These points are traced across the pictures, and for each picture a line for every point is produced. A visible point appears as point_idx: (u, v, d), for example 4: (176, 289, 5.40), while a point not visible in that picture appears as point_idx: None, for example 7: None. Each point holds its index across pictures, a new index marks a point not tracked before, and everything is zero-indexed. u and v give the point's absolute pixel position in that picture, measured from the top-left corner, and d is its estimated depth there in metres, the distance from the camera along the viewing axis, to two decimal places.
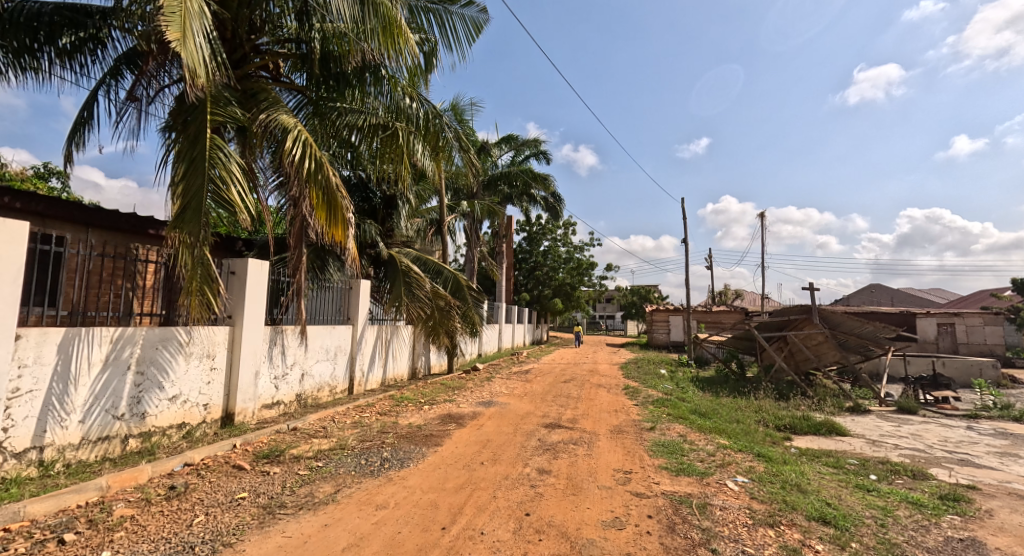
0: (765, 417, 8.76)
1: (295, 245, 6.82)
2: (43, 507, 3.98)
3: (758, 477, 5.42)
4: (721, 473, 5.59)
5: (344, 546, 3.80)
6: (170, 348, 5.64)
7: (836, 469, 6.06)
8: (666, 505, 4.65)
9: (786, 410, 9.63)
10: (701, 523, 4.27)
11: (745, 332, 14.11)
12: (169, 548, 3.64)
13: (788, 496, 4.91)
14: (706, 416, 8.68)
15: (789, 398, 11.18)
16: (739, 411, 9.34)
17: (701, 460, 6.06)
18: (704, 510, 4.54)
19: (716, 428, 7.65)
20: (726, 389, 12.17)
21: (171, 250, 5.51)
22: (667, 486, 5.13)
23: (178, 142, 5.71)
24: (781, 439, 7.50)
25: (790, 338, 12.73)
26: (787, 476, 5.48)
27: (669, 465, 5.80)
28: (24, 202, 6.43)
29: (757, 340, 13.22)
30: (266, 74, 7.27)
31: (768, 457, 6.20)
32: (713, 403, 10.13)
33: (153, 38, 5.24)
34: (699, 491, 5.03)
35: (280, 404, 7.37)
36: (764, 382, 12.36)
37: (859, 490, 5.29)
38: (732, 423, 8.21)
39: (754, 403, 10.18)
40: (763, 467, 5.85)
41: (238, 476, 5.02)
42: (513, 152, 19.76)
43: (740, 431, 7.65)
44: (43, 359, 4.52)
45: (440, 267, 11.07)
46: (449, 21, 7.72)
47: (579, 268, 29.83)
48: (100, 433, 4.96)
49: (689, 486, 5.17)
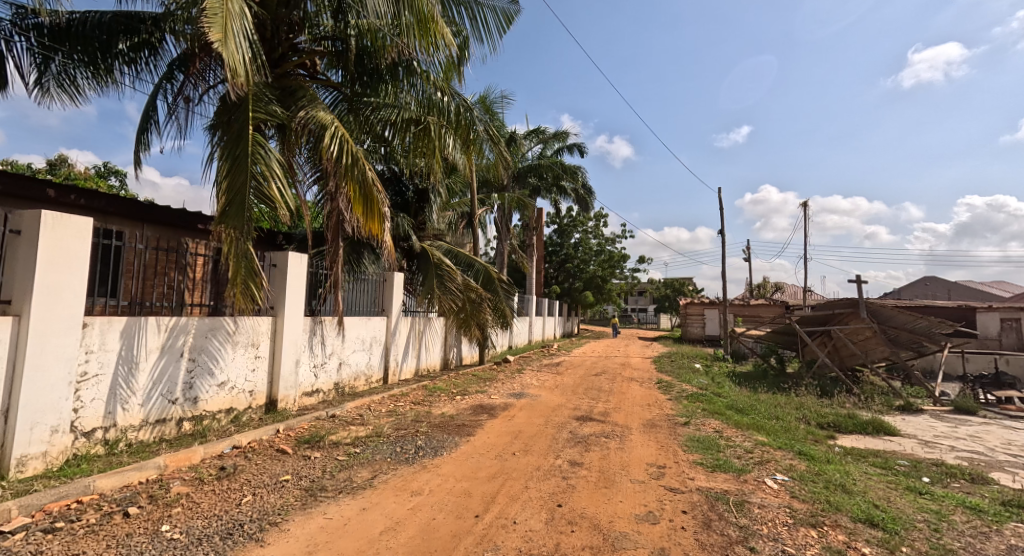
0: (807, 414, 8.59)
1: (333, 238, 7.12)
2: (109, 482, 4.28)
3: (799, 476, 5.37)
4: (760, 470, 5.54)
5: (382, 529, 3.98)
6: (219, 337, 5.96)
7: (885, 470, 5.94)
8: (702, 501, 4.66)
9: (829, 407, 9.42)
10: (738, 520, 4.28)
11: (786, 326, 13.82)
12: (221, 524, 3.88)
13: (831, 496, 4.85)
14: (743, 412, 8.59)
15: (833, 395, 10.88)
16: (779, 407, 9.20)
17: (738, 457, 6.01)
18: (741, 507, 4.53)
19: (754, 424, 7.57)
20: (765, 384, 11.97)
21: (217, 243, 5.81)
22: (702, 482, 5.14)
23: (222, 140, 6.00)
24: (824, 437, 7.34)
25: (835, 333, 12.40)
26: (831, 476, 5.40)
27: (704, 461, 5.78)
28: (88, 199, 6.84)
29: (799, 335, 12.87)
30: (304, 73, 7.51)
31: (810, 455, 6.10)
32: (750, 399, 9.98)
33: (197, 42, 5.54)
34: (737, 488, 5.01)
35: (319, 391, 7.68)
36: (806, 379, 12.04)
37: (911, 493, 5.17)
38: (772, 420, 8.10)
39: (795, 399, 9.99)
40: (805, 465, 5.77)
41: (281, 459, 5.29)
42: (543, 145, 19.68)
43: (780, 428, 7.53)
44: (107, 345, 4.81)
45: (472, 260, 11.25)
46: (479, 14, 7.81)
47: (611, 260, 29.58)
48: (158, 416, 5.30)
49: (726, 483, 5.16)
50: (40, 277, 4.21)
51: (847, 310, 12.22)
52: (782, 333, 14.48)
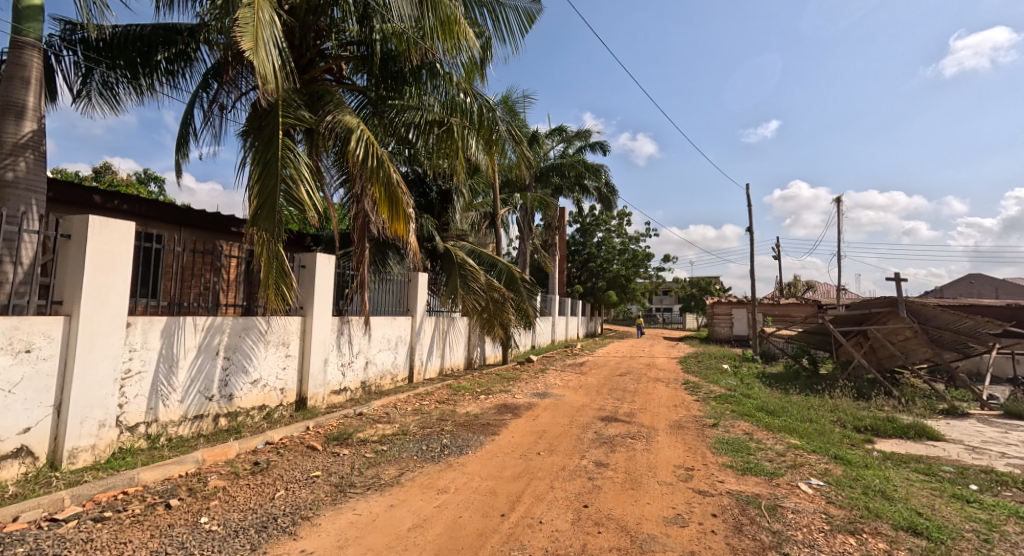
0: (843, 417, 8.40)
1: (359, 240, 7.26)
2: (152, 474, 4.47)
3: (835, 481, 5.27)
4: (793, 474, 5.46)
5: (410, 526, 4.06)
6: (252, 336, 6.15)
7: (928, 477, 5.78)
8: (732, 504, 4.62)
9: (865, 410, 9.17)
10: (771, 525, 4.23)
11: (820, 326, 13.52)
12: (256, 518, 4.02)
13: (870, 502, 4.74)
14: (774, 414, 8.44)
15: (870, 398, 10.57)
16: (812, 410, 9.01)
17: (770, 460, 5.93)
18: (774, 512, 4.47)
19: (785, 427, 7.44)
20: (798, 386, 11.71)
21: (249, 246, 5.99)
22: (733, 485, 5.09)
23: (254, 146, 6.19)
24: (862, 441, 7.16)
25: (872, 333, 12.07)
26: (869, 481, 5.28)
27: (734, 464, 5.72)
28: (130, 204, 7.13)
29: (833, 335, 12.58)
30: (331, 77, 7.69)
31: (846, 460, 5.97)
32: (781, 401, 9.80)
33: (230, 51, 5.73)
34: (769, 491, 4.95)
35: (346, 390, 7.84)
36: (841, 380, 11.74)
37: (957, 501, 5.02)
38: (805, 423, 7.95)
39: (829, 401, 9.75)
40: (841, 470, 5.66)
41: (312, 455, 5.43)
42: (565, 144, 19.65)
43: (814, 431, 7.38)
44: (148, 344, 5.01)
45: (495, 260, 11.33)
46: (502, 14, 7.86)
47: (635, 259, 29.31)
48: (196, 412, 5.51)
49: (758, 486, 5.10)
50: (88, 278, 4.42)
51: (886, 309, 11.88)
52: (814, 333, 14.13)
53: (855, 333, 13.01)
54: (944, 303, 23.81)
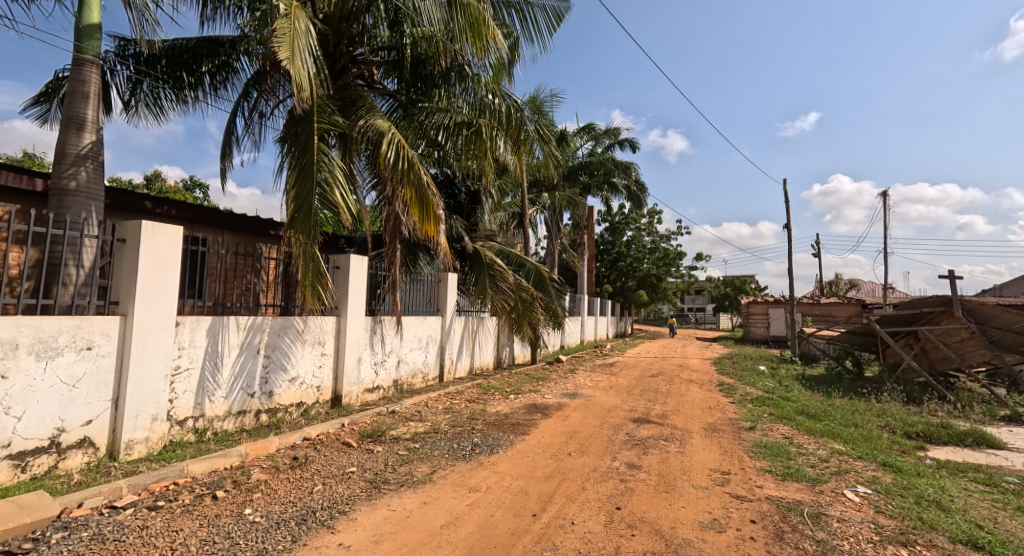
0: (892, 423, 8.11)
1: (391, 241, 7.43)
2: (199, 466, 4.69)
3: (884, 489, 5.12)
4: (838, 482, 5.32)
5: (442, 523, 4.15)
6: (290, 335, 6.37)
7: (988, 487, 5.53)
8: (772, 511, 4.54)
9: (917, 415, 8.81)
10: (814, 534, 4.15)
11: (865, 326, 13.05)
12: (296, 511, 4.17)
13: (924, 513, 4.59)
14: (815, 418, 8.23)
15: (921, 402, 10.14)
16: (858, 414, 8.73)
17: (813, 466, 5.80)
18: (818, 520, 4.38)
19: (828, 432, 7.25)
20: (842, 389, 11.32)
21: (287, 248, 6.20)
22: (773, 491, 5.00)
23: (291, 151, 6.41)
24: (913, 449, 6.90)
25: (923, 334, 11.59)
26: (923, 491, 5.11)
27: (774, 469, 5.61)
28: (178, 210, 7.46)
29: (881, 336, 12.13)
30: (362, 83, 7.91)
31: (897, 468, 5.78)
32: (823, 404, 9.52)
33: (269, 60, 5.96)
34: (812, 499, 4.85)
35: (379, 388, 8.02)
36: (889, 384, 11.30)
37: (1020, 514, 4.80)
38: (850, 428, 7.72)
39: (875, 406, 9.40)
40: (891, 479, 5.48)
41: (347, 452, 5.59)
42: (593, 142, 19.54)
43: (860, 436, 7.16)
44: (196, 342, 5.26)
45: (523, 260, 11.38)
46: (530, 14, 7.91)
47: (666, 257, 28.60)
48: (239, 408, 5.73)
49: (799, 492, 5.00)
50: (142, 280, 4.67)
51: (939, 309, 11.37)
52: (858, 334, 13.65)
53: (904, 334, 12.49)
54: (1001, 303, 22.60)
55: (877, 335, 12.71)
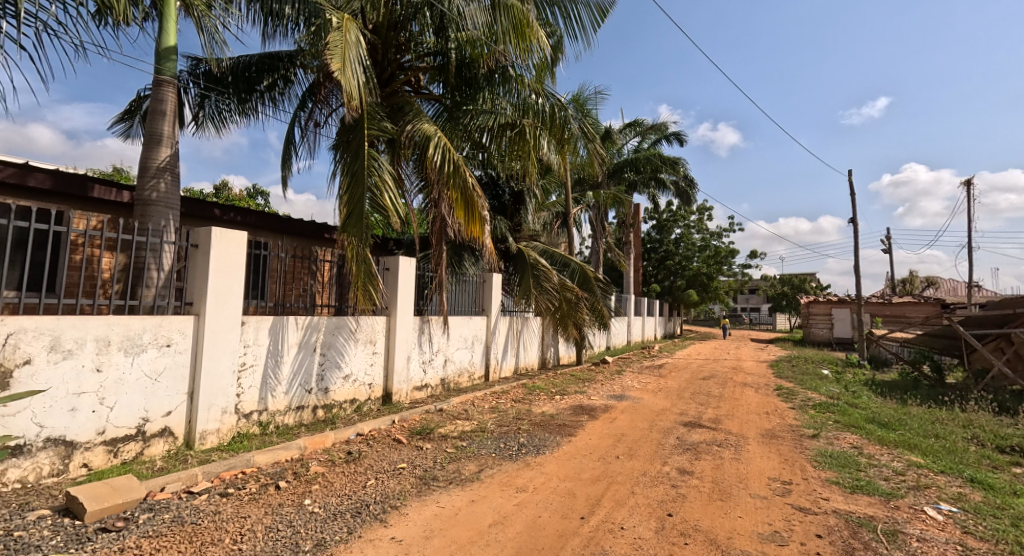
0: (980, 436, 7.57)
1: (437, 242, 7.60)
2: (264, 457, 4.99)
3: (972, 508, 4.81)
4: (919, 498, 5.04)
5: (490, 522, 4.24)
6: (343, 334, 6.65)
7: None
8: (841, 526, 4.36)
9: (1009, 427, 8.16)
10: (888, 552, 3.95)
11: (947, 328, 12.19)
12: (352, 503, 4.37)
13: (1018, 535, 4.28)
14: (890, 428, 7.81)
15: (1014, 413, 9.36)
16: (938, 425, 8.20)
17: (887, 479, 5.53)
18: (894, 538, 4.17)
19: (906, 443, 6.86)
20: (921, 397, 10.64)
21: (341, 251, 6.47)
22: (841, 504, 4.81)
23: (343, 158, 6.69)
24: (1005, 464, 6.41)
25: (1016, 337, 10.69)
26: (1017, 511, 4.76)
27: (842, 481, 5.38)
28: (242, 216, 7.94)
29: (966, 339, 11.29)
30: (409, 89, 8.17)
31: (987, 485, 5.42)
32: (898, 412, 9.00)
33: (322, 71, 6.25)
34: (887, 515, 4.62)
35: (428, 386, 8.24)
36: (974, 391, 10.52)
37: None
38: (930, 439, 7.27)
39: (961, 416, 8.79)
40: (980, 497, 5.14)
41: (398, 448, 5.79)
42: (640, 138, 19.24)
43: (942, 449, 6.73)
44: (259, 340, 5.58)
45: (568, 260, 11.38)
46: (573, 11, 7.87)
47: (716, 256, 28.05)
48: (298, 403, 6.04)
49: (871, 507, 4.77)
50: (212, 282, 5.01)
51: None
52: (938, 336, 12.76)
53: (993, 337, 11.56)
54: None
55: (962, 338, 11.84)
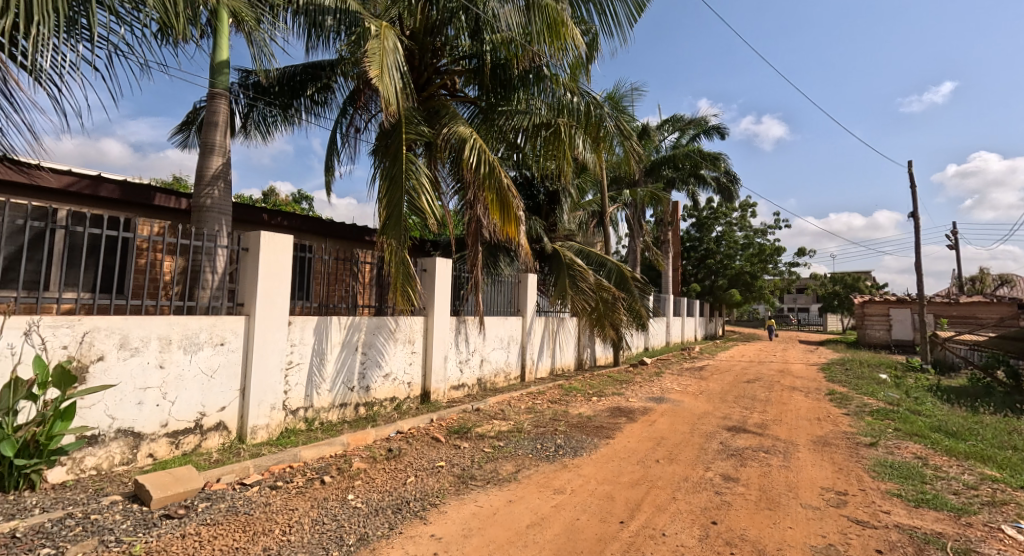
0: None
1: (473, 243, 7.69)
2: (310, 453, 5.19)
3: None
4: (992, 514, 4.77)
5: (528, 523, 4.28)
6: (383, 334, 6.82)
7: None
8: (903, 542, 4.18)
9: None
10: None
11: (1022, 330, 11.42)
12: (393, 500, 4.49)
13: None
14: (959, 438, 7.39)
15: None
16: (1012, 435, 7.70)
17: (954, 493, 5.26)
18: None
19: (977, 454, 6.48)
20: (993, 405, 10.01)
21: (381, 253, 6.64)
22: (901, 518, 4.61)
23: (382, 162, 6.87)
24: None
25: None
26: None
27: (904, 494, 5.15)
28: (289, 220, 8.23)
29: None
30: (445, 92, 8.30)
31: None
32: (966, 421, 8.51)
33: (361, 78, 6.44)
34: (955, 532, 4.39)
35: (464, 385, 8.35)
36: None
37: None
38: (1004, 451, 6.85)
39: None
40: None
41: (436, 446, 5.90)
42: (679, 134, 18.91)
43: (1018, 461, 6.33)
44: (305, 339, 5.80)
45: (604, 260, 11.30)
46: (608, 8, 7.82)
47: (761, 253, 26.88)
48: (341, 400, 6.23)
49: (938, 523, 4.55)
50: (262, 284, 5.24)
51: None
52: (1012, 338, 11.98)
53: None
54: None
55: None
